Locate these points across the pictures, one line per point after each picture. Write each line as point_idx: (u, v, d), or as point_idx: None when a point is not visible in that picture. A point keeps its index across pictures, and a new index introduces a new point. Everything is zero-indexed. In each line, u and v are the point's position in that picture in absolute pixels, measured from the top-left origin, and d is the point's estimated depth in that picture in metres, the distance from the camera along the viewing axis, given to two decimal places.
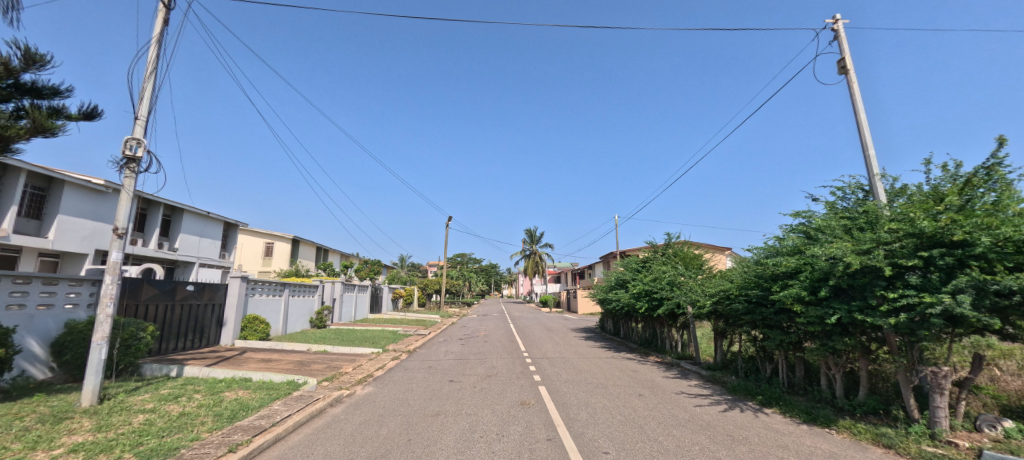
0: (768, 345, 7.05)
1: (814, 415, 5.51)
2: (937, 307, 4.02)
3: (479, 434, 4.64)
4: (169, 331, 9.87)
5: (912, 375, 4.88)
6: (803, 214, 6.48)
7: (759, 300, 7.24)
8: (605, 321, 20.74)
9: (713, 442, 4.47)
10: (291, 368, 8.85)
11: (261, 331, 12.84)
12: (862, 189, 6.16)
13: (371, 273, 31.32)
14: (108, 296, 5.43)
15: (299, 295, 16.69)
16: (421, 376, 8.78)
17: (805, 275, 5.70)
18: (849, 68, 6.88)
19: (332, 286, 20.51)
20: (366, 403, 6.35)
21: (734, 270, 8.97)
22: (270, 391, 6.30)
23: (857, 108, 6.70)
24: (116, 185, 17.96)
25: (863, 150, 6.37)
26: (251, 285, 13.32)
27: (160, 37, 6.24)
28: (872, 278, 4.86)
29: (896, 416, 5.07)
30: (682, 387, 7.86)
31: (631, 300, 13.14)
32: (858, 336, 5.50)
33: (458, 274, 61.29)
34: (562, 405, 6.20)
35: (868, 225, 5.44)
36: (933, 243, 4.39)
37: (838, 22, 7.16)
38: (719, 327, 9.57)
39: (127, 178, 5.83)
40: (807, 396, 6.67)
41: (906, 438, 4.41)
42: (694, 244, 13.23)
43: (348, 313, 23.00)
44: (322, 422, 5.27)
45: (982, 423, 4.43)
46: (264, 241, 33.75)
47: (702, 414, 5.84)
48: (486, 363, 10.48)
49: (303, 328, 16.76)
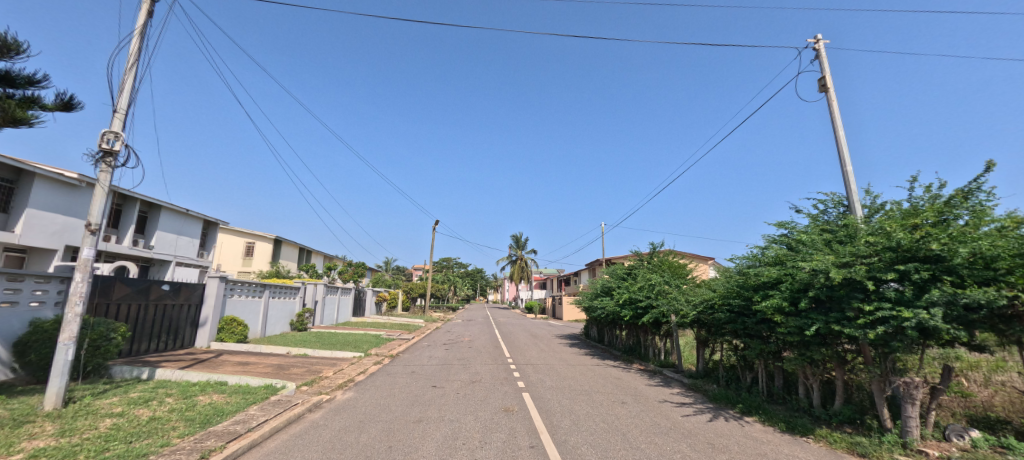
0: (748, 354, 7.19)
1: (793, 424, 5.60)
2: (912, 321, 4.17)
3: (461, 441, 4.60)
4: (142, 331, 9.54)
5: (886, 385, 5.02)
6: (786, 226, 6.62)
7: (741, 309, 7.36)
8: (589, 328, 21.06)
9: (694, 450, 4.52)
10: (269, 372, 8.65)
11: (239, 334, 12.42)
12: (842, 204, 6.34)
13: (355, 275, 31.03)
14: (77, 294, 5.22)
15: (279, 297, 16.27)
16: (403, 381, 8.66)
17: (786, 285, 5.82)
18: (828, 86, 7.15)
19: (315, 288, 20.18)
20: (346, 408, 6.24)
21: (717, 280, 9.12)
22: (247, 396, 6.11)
23: (836, 125, 6.95)
24: (90, 179, 17.30)
25: (842, 166, 6.58)
26: (230, 286, 13.00)
27: (144, 28, 6.10)
28: (850, 290, 4.99)
29: (870, 426, 5.21)
30: (665, 395, 7.92)
31: (615, 308, 13.23)
32: (834, 347, 5.62)
33: (444, 279, 60.80)
34: (545, 412, 6.17)
35: (847, 238, 5.61)
36: (908, 257, 4.55)
37: (819, 43, 7.42)
38: (701, 335, 9.64)
39: (103, 172, 5.63)
40: (785, 405, 6.80)
41: (880, 447, 4.53)
42: (679, 253, 13.43)
43: (330, 316, 22.67)
44: (300, 428, 5.14)
45: (951, 432, 4.57)
46: (245, 241, 33.00)
47: (684, 422, 5.89)
48: (470, 369, 10.38)
49: (283, 331, 16.36)
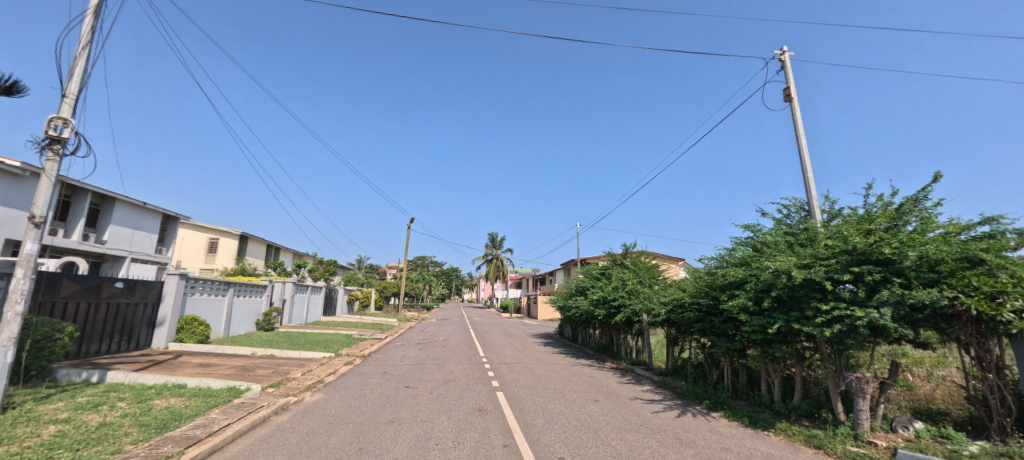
0: (715, 351, 7.46)
1: (755, 418, 5.85)
2: (865, 320, 4.44)
3: (434, 441, 4.56)
4: (92, 332, 8.95)
5: (840, 380, 5.32)
6: (752, 228, 6.90)
7: (709, 309, 7.62)
8: (563, 328, 21.29)
9: (662, 445, 4.65)
10: (233, 373, 8.28)
11: (200, 334, 11.83)
12: (803, 208, 6.67)
13: (326, 273, 30.17)
14: (18, 292, 4.83)
15: (244, 295, 15.61)
16: (375, 382, 8.48)
17: (751, 285, 6.06)
18: (793, 96, 7.49)
19: (283, 286, 19.50)
20: (315, 410, 6.06)
21: (687, 280, 9.40)
22: (208, 399, 5.83)
23: (799, 134, 7.30)
24: (34, 168, 16.05)
25: (804, 172, 6.92)
26: (191, 283, 12.37)
27: (98, 8, 5.71)
28: (809, 290, 5.25)
29: (825, 419, 5.51)
30: (635, 392, 8.10)
31: (589, 307, 13.43)
32: (794, 344, 5.91)
33: (419, 277, 59.99)
34: (518, 410, 6.20)
35: (808, 241, 5.90)
36: (862, 260, 4.84)
37: (785, 54, 7.76)
38: (672, 334, 9.92)
39: (49, 160, 5.23)
40: (748, 400, 7.09)
41: (834, 439, 4.80)
42: (651, 254, 13.77)
43: (299, 315, 21.95)
44: (265, 431, 4.96)
45: (897, 424, 4.90)
46: (208, 237, 31.47)
47: (654, 418, 6.04)
48: (444, 369, 10.29)
49: (248, 331, 15.71)
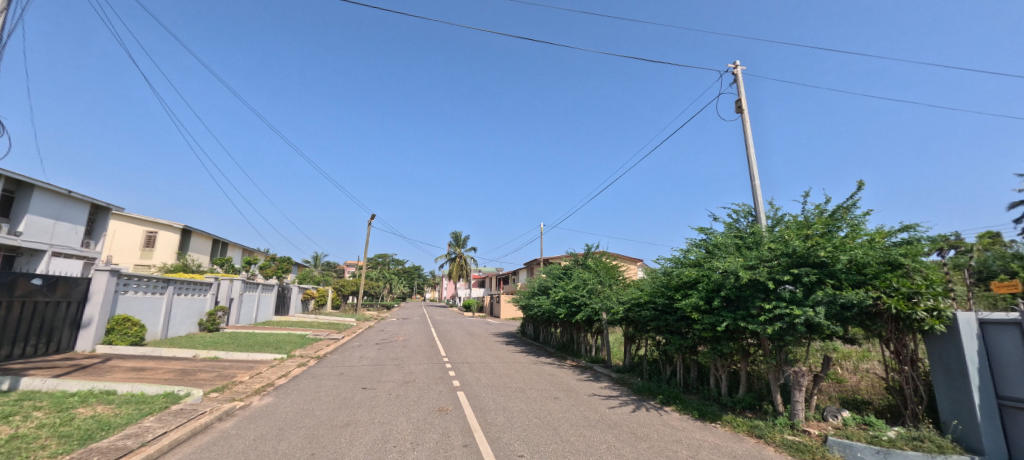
0: (669, 348, 7.79)
1: (704, 411, 6.17)
2: (802, 318, 4.81)
3: (392, 444, 4.45)
4: (2, 334, 7.99)
5: (780, 374, 5.72)
6: (705, 231, 7.27)
7: (664, 307, 7.95)
8: (525, 327, 21.47)
9: (618, 440, 4.80)
10: (171, 378, 7.67)
11: (134, 336, 10.87)
12: (750, 214, 7.11)
13: (279, 271, 28.64)
14: None
15: (186, 293, 14.52)
16: (331, 384, 8.16)
17: (703, 285, 6.39)
18: (743, 108, 7.97)
19: (230, 283, 18.31)
20: (264, 415, 5.73)
21: (645, 280, 9.76)
22: (141, 406, 5.36)
23: (748, 144, 7.77)
24: None
25: (752, 180, 7.38)
26: (124, 280, 11.35)
27: None
28: (754, 290, 5.62)
29: (766, 410, 5.91)
30: (594, 389, 8.31)
31: (551, 306, 13.63)
32: (740, 341, 6.28)
33: (379, 275, 58.43)
34: (479, 410, 6.18)
35: (754, 244, 6.30)
36: (800, 262, 5.24)
37: (737, 68, 8.24)
38: (629, 332, 10.26)
39: None
40: (698, 394, 7.47)
41: (773, 429, 5.16)
42: (611, 255, 14.17)
43: (247, 314, 20.72)
44: (207, 439, 4.63)
45: (827, 413, 5.34)
46: (144, 230, 28.99)
47: (611, 414, 6.22)
48: (404, 369, 10.08)
49: (189, 331, 14.63)
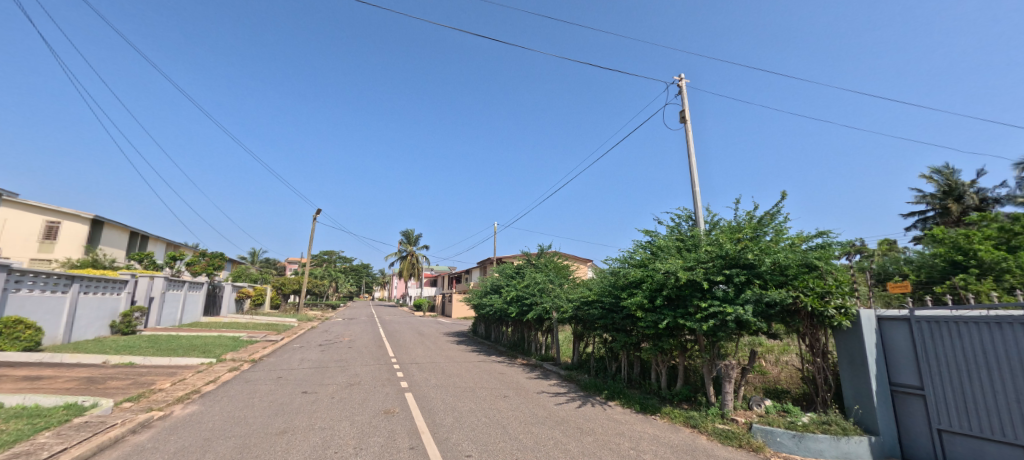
0: (615, 345, 8.09)
1: (645, 404, 6.49)
2: (732, 315, 5.20)
3: (333, 450, 4.24)
4: None
5: (713, 368, 6.14)
6: (650, 234, 7.62)
7: (611, 306, 8.25)
8: (477, 326, 21.39)
9: (565, 435, 4.91)
10: (74, 387, 6.78)
11: (28, 341, 9.50)
12: (690, 218, 7.57)
13: (210, 268, 26.33)
14: None
15: (96, 292, 12.94)
16: (267, 389, 7.62)
17: (646, 284, 6.70)
18: (687, 119, 8.47)
19: (150, 281, 16.55)
20: (188, 425, 5.23)
21: (593, 279, 10.07)
22: (34, 420, 4.68)
23: (690, 152, 8.27)
24: None
25: (693, 186, 7.86)
26: (16, 277, 9.90)
27: None
28: (692, 290, 5.99)
29: (700, 401, 6.32)
30: (542, 386, 8.45)
31: (503, 304, 13.68)
32: (679, 337, 6.67)
33: (324, 273, 55.59)
34: (427, 411, 6.06)
35: (693, 247, 6.72)
36: (731, 263, 5.67)
37: (682, 81, 8.74)
38: (578, 330, 10.54)
39: None
40: (641, 388, 7.83)
41: (706, 419, 5.53)
42: (563, 255, 14.50)
43: (171, 315, 18.85)
44: (116, 454, 4.13)
45: (753, 402, 5.81)
46: (44, 219, 25.42)
47: (558, 410, 6.36)
48: (349, 371, 9.66)
49: (99, 335, 13.03)
